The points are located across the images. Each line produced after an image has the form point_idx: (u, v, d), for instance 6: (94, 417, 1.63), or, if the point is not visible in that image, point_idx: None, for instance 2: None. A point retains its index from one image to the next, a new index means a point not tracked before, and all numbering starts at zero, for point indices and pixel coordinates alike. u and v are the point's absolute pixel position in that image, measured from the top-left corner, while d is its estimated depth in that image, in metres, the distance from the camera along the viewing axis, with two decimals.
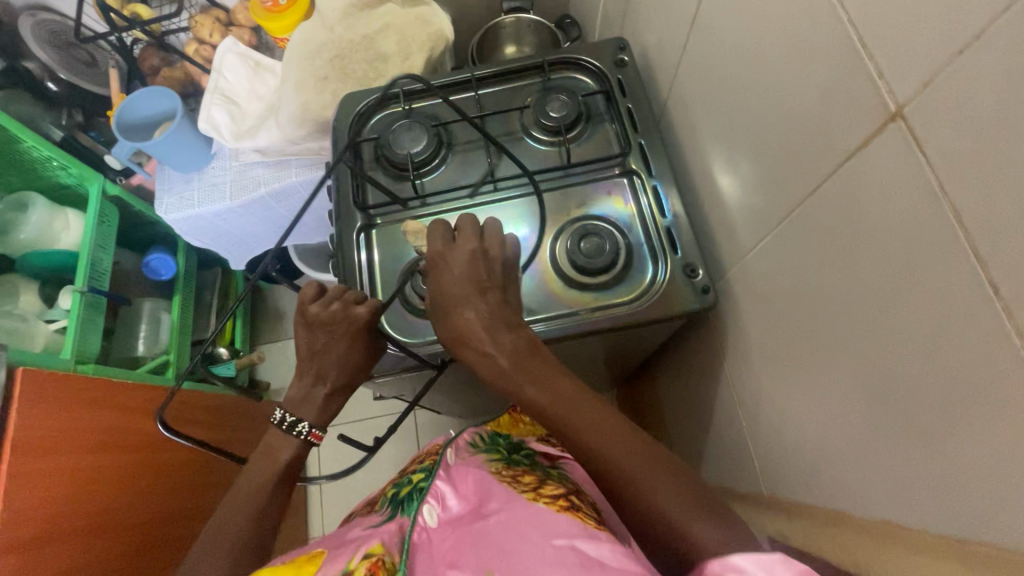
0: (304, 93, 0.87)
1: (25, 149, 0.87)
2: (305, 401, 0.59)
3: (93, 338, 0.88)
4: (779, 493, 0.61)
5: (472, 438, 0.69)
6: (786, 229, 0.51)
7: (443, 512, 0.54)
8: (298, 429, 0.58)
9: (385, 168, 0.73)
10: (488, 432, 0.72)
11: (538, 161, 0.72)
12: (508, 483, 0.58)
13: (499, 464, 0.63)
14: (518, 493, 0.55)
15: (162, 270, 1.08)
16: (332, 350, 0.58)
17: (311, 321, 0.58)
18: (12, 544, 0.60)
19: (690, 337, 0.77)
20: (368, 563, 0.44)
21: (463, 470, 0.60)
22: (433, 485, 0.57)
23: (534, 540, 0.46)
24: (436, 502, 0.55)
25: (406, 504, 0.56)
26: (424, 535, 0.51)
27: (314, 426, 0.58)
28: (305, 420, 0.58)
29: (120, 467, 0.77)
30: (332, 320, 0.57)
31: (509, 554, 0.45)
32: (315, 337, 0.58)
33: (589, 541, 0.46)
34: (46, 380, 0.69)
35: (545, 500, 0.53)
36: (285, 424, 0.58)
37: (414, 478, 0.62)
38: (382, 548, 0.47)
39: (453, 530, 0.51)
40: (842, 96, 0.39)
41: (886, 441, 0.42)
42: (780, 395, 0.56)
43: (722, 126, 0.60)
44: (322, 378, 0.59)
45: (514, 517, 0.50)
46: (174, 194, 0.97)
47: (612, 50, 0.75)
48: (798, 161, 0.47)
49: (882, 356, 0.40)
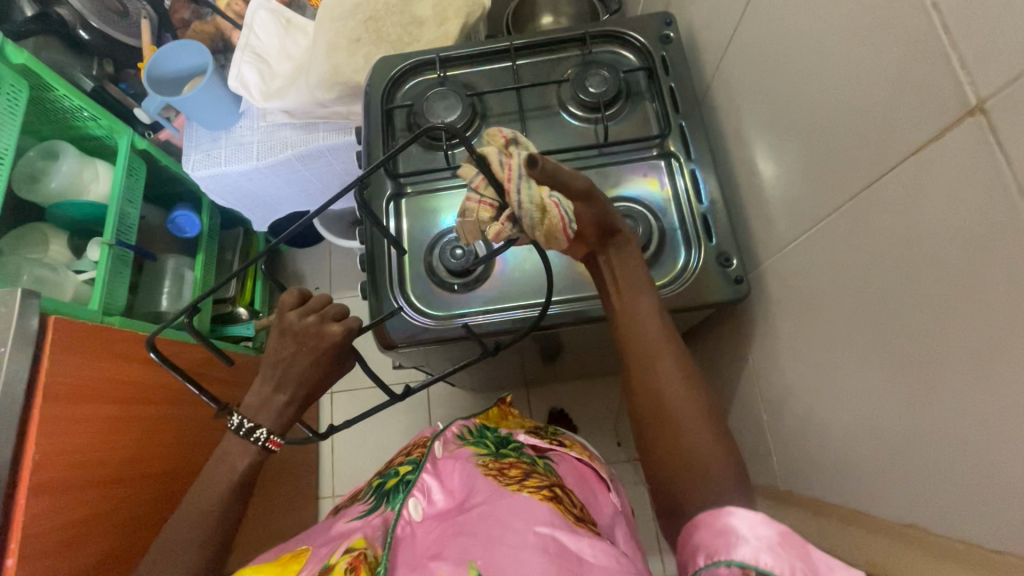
0: (336, 56, 0.86)
1: (56, 98, 0.86)
2: (264, 407, 0.56)
3: (119, 291, 0.89)
4: (798, 489, 0.61)
5: (461, 431, 0.69)
6: (831, 224, 0.49)
7: (428, 506, 0.54)
8: (257, 435, 0.55)
9: (417, 136, 0.71)
10: (478, 425, 0.72)
11: (573, 138, 0.70)
12: (494, 475, 0.58)
13: (486, 457, 0.63)
14: (504, 486, 0.55)
15: (187, 228, 1.09)
16: (299, 363, 0.56)
17: (286, 329, 0.56)
18: (44, 487, 0.62)
19: (715, 327, 0.76)
20: (350, 557, 0.44)
21: (450, 464, 0.60)
22: (420, 478, 0.56)
23: (517, 526, 0.48)
24: (422, 496, 0.54)
25: (392, 496, 0.56)
26: (408, 528, 0.50)
27: (272, 433, 0.55)
28: (262, 427, 0.55)
29: (140, 419, 0.79)
30: (306, 332, 0.56)
31: (493, 542, 0.46)
32: (283, 345, 0.56)
33: (570, 535, 0.48)
34: (77, 330, 0.71)
35: (528, 489, 0.54)
36: (243, 430, 0.55)
37: (400, 471, 0.62)
38: (364, 542, 0.47)
39: (437, 524, 0.51)
40: (915, 85, 0.37)
41: (921, 447, 0.41)
42: (809, 392, 0.56)
43: (770, 112, 0.58)
44: (281, 389, 0.56)
45: (498, 508, 0.50)
46: (201, 151, 0.97)
47: (657, 25, 0.72)
48: (853, 154, 0.45)
49: (927, 362, 0.39)
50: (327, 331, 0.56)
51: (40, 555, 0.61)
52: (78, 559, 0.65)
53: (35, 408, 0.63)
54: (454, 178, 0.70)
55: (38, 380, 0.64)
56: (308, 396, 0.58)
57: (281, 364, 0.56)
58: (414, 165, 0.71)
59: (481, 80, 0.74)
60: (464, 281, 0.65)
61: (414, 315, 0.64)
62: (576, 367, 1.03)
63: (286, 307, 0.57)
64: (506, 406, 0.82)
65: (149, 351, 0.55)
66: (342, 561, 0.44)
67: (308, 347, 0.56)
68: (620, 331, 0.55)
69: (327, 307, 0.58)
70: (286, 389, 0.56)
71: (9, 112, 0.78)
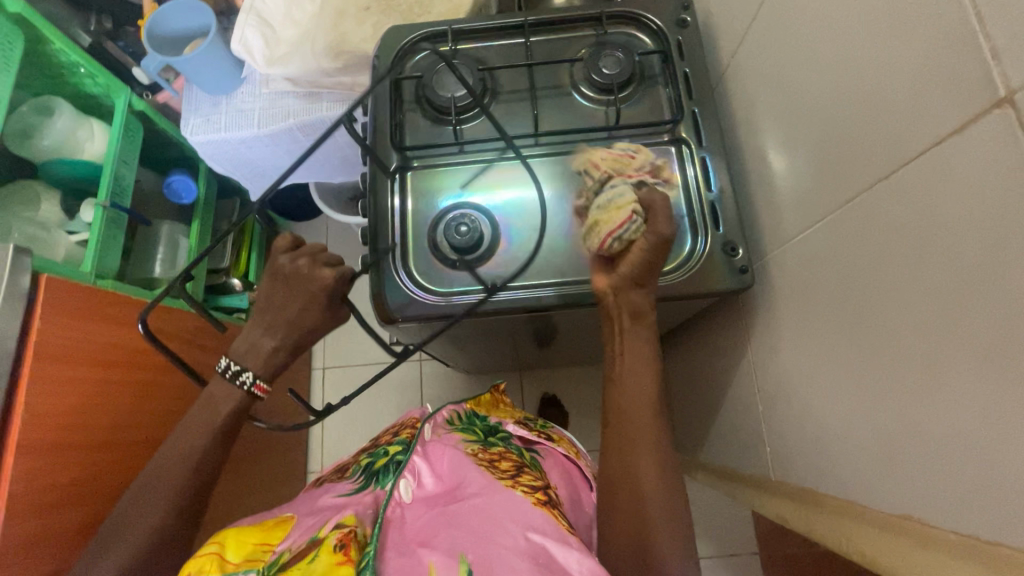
0: (343, 25, 0.84)
1: (52, 52, 0.84)
2: (253, 352, 0.56)
3: (112, 255, 0.88)
4: (790, 478, 0.62)
5: (450, 416, 0.69)
6: (843, 216, 0.49)
7: (418, 489, 0.55)
8: (242, 379, 0.55)
9: (425, 109, 0.70)
10: (467, 411, 0.71)
11: (584, 120, 0.69)
12: (485, 466, 0.58)
13: (474, 445, 0.62)
14: (497, 479, 0.55)
15: (184, 194, 1.08)
16: (289, 305, 0.55)
17: (276, 270, 0.56)
18: (35, 446, 0.62)
19: (715, 317, 0.76)
20: (340, 533, 0.44)
21: (440, 448, 0.59)
22: (410, 460, 0.57)
23: (511, 527, 0.48)
24: (412, 478, 0.55)
25: (381, 476, 0.57)
26: (398, 511, 0.52)
27: (258, 377, 0.55)
28: (249, 370, 0.55)
29: (131, 385, 0.78)
30: (297, 274, 0.55)
31: (484, 540, 0.46)
32: (275, 289, 0.56)
33: (561, 545, 0.46)
34: (70, 291, 0.69)
35: (522, 489, 0.54)
36: (228, 373, 0.55)
37: (389, 450, 0.61)
38: (354, 520, 0.47)
39: (427, 508, 0.52)
40: (943, 76, 0.37)
41: (924, 438, 0.42)
42: (808, 383, 0.56)
43: (784, 102, 0.57)
44: (272, 333, 0.56)
45: (492, 503, 0.51)
46: (200, 116, 0.95)
47: (674, 9, 0.71)
48: (871, 145, 0.45)
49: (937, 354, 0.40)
50: (319, 274, 0.55)
51: (28, 512, 0.60)
52: (70, 518, 0.65)
53: (26, 366, 0.62)
54: (461, 154, 0.68)
55: (29, 338, 0.63)
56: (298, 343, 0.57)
57: (273, 306, 0.55)
58: (421, 139, 0.70)
59: (493, 55, 0.73)
60: (467, 258, 0.64)
61: (416, 290, 0.63)
62: (571, 353, 1.04)
63: (279, 252, 0.56)
64: (498, 394, 0.82)
65: (138, 324, 0.53)
66: (332, 536, 0.44)
67: (298, 289, 0.55)
68: (610, 399, 0.58)
69: (322, 252, 0.57)
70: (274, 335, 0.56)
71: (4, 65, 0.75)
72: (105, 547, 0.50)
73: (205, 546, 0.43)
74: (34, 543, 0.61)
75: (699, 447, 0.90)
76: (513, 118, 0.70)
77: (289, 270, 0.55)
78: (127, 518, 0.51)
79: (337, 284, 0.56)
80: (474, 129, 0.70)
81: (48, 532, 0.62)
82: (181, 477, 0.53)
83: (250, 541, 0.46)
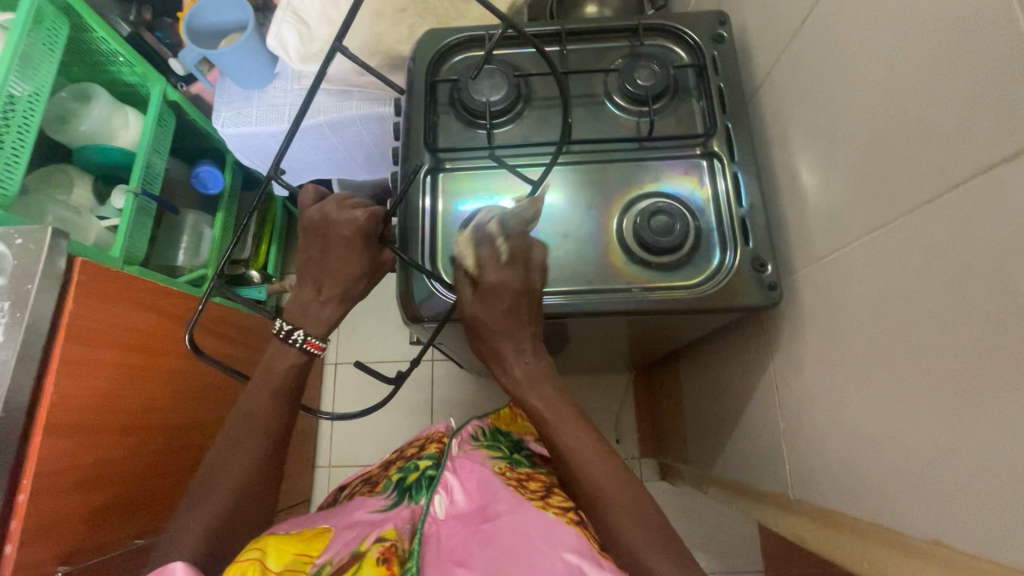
0: (380, 23, 0.84)
1: (94, 40, 0.85)
2: (308, 312, 0.58)
3: (140, 242, 0.89)
4: (810, 497, 0.62)
5: (475, 431, 0.70)
6: (880, 238, 0.49)
7: (450, 505, 0.55)
8: (294, 337, 0.56)
9: (459, 112, 0.71)
10: (491, 428, 0.72)
11: (616, 130, 0.70)
12: (516, 487, 0.57)
13: (502, 464, 0.62)
14: (527, 498, 0.54)
15: (210, 184, 1.08)
16: (332, 256, 0.56)
17: (307, 226, 0.56)
18: (62, 427, 0.63)
19: (738, 331, 0.76)
20: (382, 547, 0.46)
21: (469, 464, 0.60)
22: (443, 477, 0.58)
23: (546, 548, 0.47)
24: (445, 494, 0.56)
25: (413, 492, 0.57)
26: (433, 526, 0.52)
27: (310, 335, 0.57)
28: (300, 329, 0.57)
29: (155, 371, 0.79)
30: (327, 223, 0.56)
31: (520, 560, 0.46)
32: (312, 244, 0.57)
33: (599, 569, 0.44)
34: (104, 276, 0.70)
35: (554, 509, 0.52)
36: (282, 333, 0.57)
37: (420, 465, 0.62)
38: (395, 534, 0.49)
39: (461, 525, 0.52)
40: (1002, 103, 0.37)
41: (960, 464, 0.42)
42: (835, 402, 0.56)
43: (820, 122, 0.57)
44: (318, 290, 0.57)
45: (523, 522, 0.50)
46: (232, 108, 0.96)
47: (711, 23, 0.71)
48: (916, 168, 0.45)
49: (979, 379, 0.40)
50: (351, 217, 0.55)
51: (49, 491, 0.61)
52: (88, 500, 0.66)
53: (57, 348, 0.63)
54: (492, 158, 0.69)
55: (61, 321, 0.64)
56: (350, 292, 0.58)
57: (319, 262, 0.57)
58: (454, 141, 0.70)
59: (528, 62, 0.73)
60: None
61: (441, 290, 0.63)
62: (585, 362, 1.04)
63: (307, 212, 0.56)
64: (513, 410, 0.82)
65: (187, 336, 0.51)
66: (374, 549, 0.45)
67: (335, 239, 0.56)
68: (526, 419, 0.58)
69: (349, 202, 0.57)
70: (326, 294, 0.57)
71: (48, 50, 0.77)
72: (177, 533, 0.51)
73: (248, 550, 0.42)
74: (51, 522, 0.61)
75: (712, 461, 0.90)
76: (546, 126, 0.70)
77: (321, 224, 0.55)
78: (195, 505, 0.52)
79: (374, 227, 0.56)
80: (506, 134, 0.70)
81: (69, 514, 0.64)
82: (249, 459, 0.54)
83: (291, 550, 0.45)
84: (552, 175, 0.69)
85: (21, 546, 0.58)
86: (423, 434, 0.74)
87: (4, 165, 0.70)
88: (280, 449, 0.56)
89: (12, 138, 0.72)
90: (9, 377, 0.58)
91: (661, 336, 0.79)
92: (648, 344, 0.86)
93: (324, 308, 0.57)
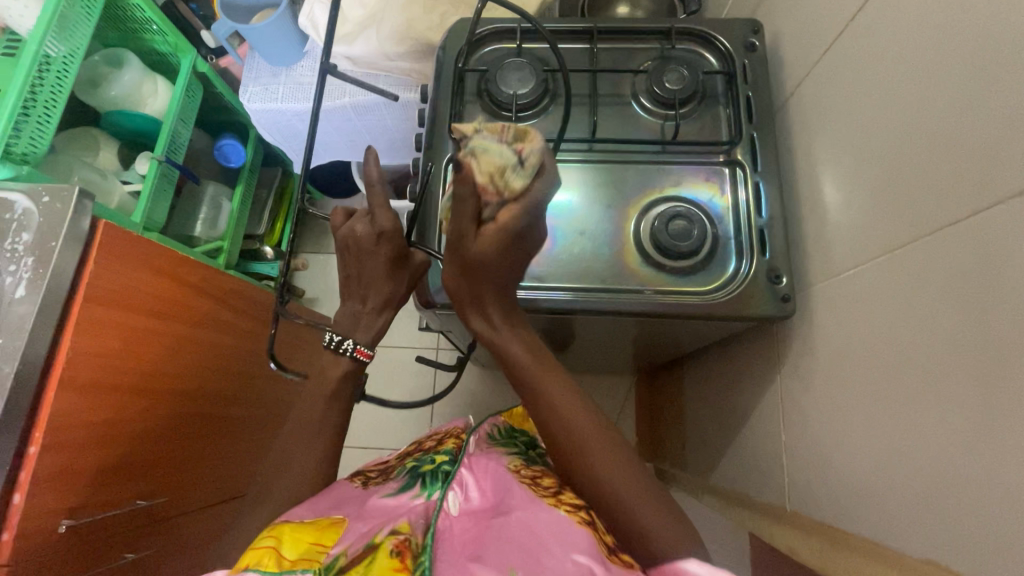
0: (412, 9, 0.83)
1: (129, 7, 0.86)
2: (360, 322, 0.60)
3: (160, 209, 0.91)
4: (805, 512, 0.62)
5: (491, 430, 0.70)
6: (897, 259, 0.49)
7: (464, 503, 0.54)
8: (344, 346, 0.59)
9: (485, 103, 0.71)
10: (507, 426, 0.74)
11: (641, 132, 0.69)
12: (529, 484, 0.55)
13: (518, 462, 0.62)
14: (540, 496, 0.52)
15: (232, 157, 1.09)
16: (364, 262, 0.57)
17: (340, 243, 0.57)
18: (75, 384, 0.64)
19: (748, 342, 0.76)
20: (396, 539, 0.44)
21: (484, 463, 0.60)
22: (457, 474, 0.58)
23: (558, 544, 0.45)
24: (458, 492, 0.55)
25: (428, 480, 0.57)
26: (446, 521, 0.50)
27: (360, 343, 0.59)
28: (350, 338, 0.59)
29: (167, 337, 0.79)
30: (356, 240, 0.56)
31: (533, 557, 0.43)
32: (348, 262, 0.58)
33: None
34: (126, 240, 0.71)
35: (566, 507, 0.50)
36: (333, 343, 0.59)
37: (437, 458, 0.63)
38: (409, 527, 0.47)
39: (473, 522, 0.51)
40: None
41: (963, 489, 0.42)
42: (839, 419, 0.56)
43: (846, 137, 0.57)
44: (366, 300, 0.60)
45: (535, 518, 0.48)
46: (259, 84, 0.97)
47: (744, 31, 0.71)
48: (939, 191, 0.45)
49: (991, 405, 0.40)
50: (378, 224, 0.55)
51: (59, 445, 0.63)
52: (93, 457, 0.68)
53: (75, 307, 0.64)
54: None
55: (80, 280, 0.65)
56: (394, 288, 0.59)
57: (360, 276, 0.58)
58: None
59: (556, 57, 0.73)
60: None
61: None
62: (590, 361, 1.04)
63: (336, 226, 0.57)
64: None
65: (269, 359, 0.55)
66: (388, 541, 0.44)
67: (365, 252, 0.56)
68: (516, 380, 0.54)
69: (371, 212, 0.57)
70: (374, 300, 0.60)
71: (85, 15, 0.78)
72: (250, 520, 0.54)
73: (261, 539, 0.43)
74: (60, 478, 0.64)
75: (709, 470, 0.90)
76: (571, 122, 0.70)
77: (350, 240, 0.56)
78: (263, 503, 0.54)
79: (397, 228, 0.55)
80: (530, 128, 0.71)
81: (74, 470, 0.65)
82: (309, 451, 0.56)
83: (305, 539, 0.45)
84: (574, 171, 0.69)
85: (29, 497, 0.60)
86: (439, 429, 0.75)
87: (37, 123, 0.72)
88: (337, 439, 0.58)
89: (46, 97, 0.73)
90: (28, 330, 0.60)
91: (668, 341, 0.79)
92: (655, 348, 0.86)
93: (372, 317, 0.60)
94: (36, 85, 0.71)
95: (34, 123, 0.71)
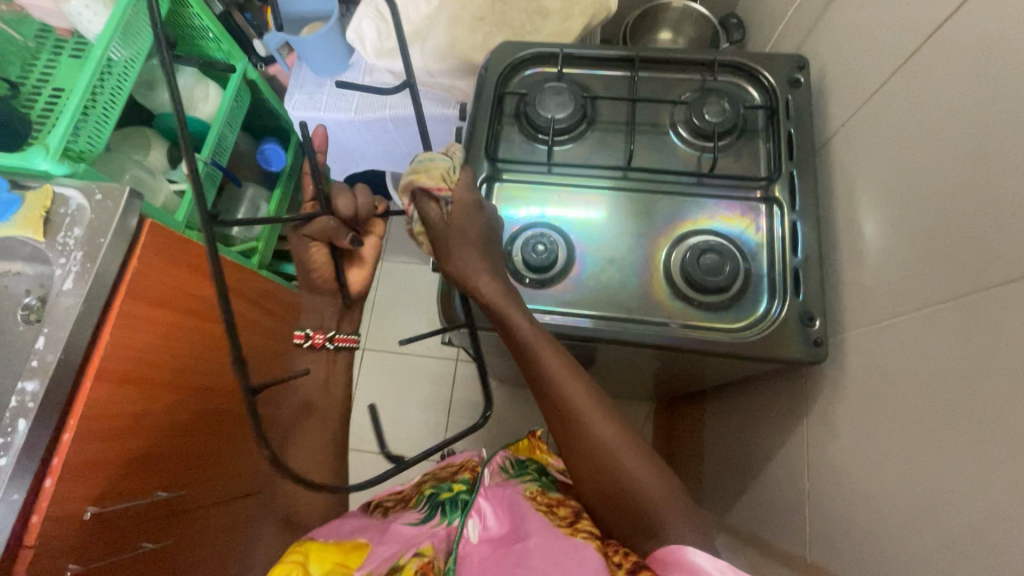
0: (457, 28, 0.85)
1: (189, 16, 0.91)
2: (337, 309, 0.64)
3: (201, 208, 0.94)
4: (824, 565, 0.60)
5: (504, 461, 0.66)
6: (943, 313, 0.47)
7: (483, 531, 0.52)
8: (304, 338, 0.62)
9: (522, 125, 0.71)
10: (516, 456, 0.70)
11: (676, 161, 0.69)
12: (544, 512, 0.54)
13: (534, 489, 0.60)
14: (556, 525, 0.51)
15: (273, 162, 1.12)
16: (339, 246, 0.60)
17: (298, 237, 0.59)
18: (110, 374, 0.67)
19: (776, 382, 0.74)
20: (419, 562, 0.47)
21: (501, 492, 0.58)
22: (476, 502, 0.55)
23: (577, 562, 0.44)
24: (477, 519, 0.53)
25: (447, 508, 0.56)
26: (466, 549, 0.50)
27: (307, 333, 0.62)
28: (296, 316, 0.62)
29: (200, 336, 0.82)
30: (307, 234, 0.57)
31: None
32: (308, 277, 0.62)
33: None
34: (168, 238, 0.74)
35: (584, 534, 0.49)
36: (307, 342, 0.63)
37: (454, 487, 0.60)
38: (431, 551, 0.49)
39: (492, 550, 0.49)
40: None
41: (1005, 562, 0.39)
42: (868, 474, 0.54)
43: (891, 183, 0.56)
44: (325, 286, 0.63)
45: (554, 546, 0.47)
46: (304, 93, 1.00)
47: (790, 66, 0.69)
48: (992, 249, 0.43)
49: None
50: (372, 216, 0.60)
51: (91, 435, 0.65)
52: (125, 445, 0.71)
53: (117, 299, 0.67)
54: (549, 174, 0.69)
55: (124, 276, 0.68)
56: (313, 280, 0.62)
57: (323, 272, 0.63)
58: (514, 153, 0.71)
59: (596, 84, 0.73)
60: (537, 278, 0.65)
61: None
62: (609, 387, 1.03)
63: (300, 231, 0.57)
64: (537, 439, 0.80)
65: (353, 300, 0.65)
66: (411, 563, 0.47)
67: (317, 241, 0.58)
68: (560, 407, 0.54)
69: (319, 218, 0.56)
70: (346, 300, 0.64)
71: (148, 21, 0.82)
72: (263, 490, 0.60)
73: (291, 554, 0.49)
74: (91, 465, 0.66)
75: (724, 507, 0.88)
76: (606, 148, 0.70)
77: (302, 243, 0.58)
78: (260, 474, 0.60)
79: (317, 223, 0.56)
80: (565, 153, 0.71)
81: (104, 458, 0.68)
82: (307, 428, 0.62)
83: (332, 559, 0.50)
84: (607, 198, 0.69)
85: (59, 482, 0.62)
86: (453, 460, 0.73)
87: (95, 124, 0.75)
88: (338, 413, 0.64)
89: (104, 99, 0.77)
90: (72, 321, 0.62)
91: (691, 374, 0.78)
92: (677, 379, 0.85)
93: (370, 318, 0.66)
94: (96, 88, 0.75)
95: (92, 124, 0.75)
